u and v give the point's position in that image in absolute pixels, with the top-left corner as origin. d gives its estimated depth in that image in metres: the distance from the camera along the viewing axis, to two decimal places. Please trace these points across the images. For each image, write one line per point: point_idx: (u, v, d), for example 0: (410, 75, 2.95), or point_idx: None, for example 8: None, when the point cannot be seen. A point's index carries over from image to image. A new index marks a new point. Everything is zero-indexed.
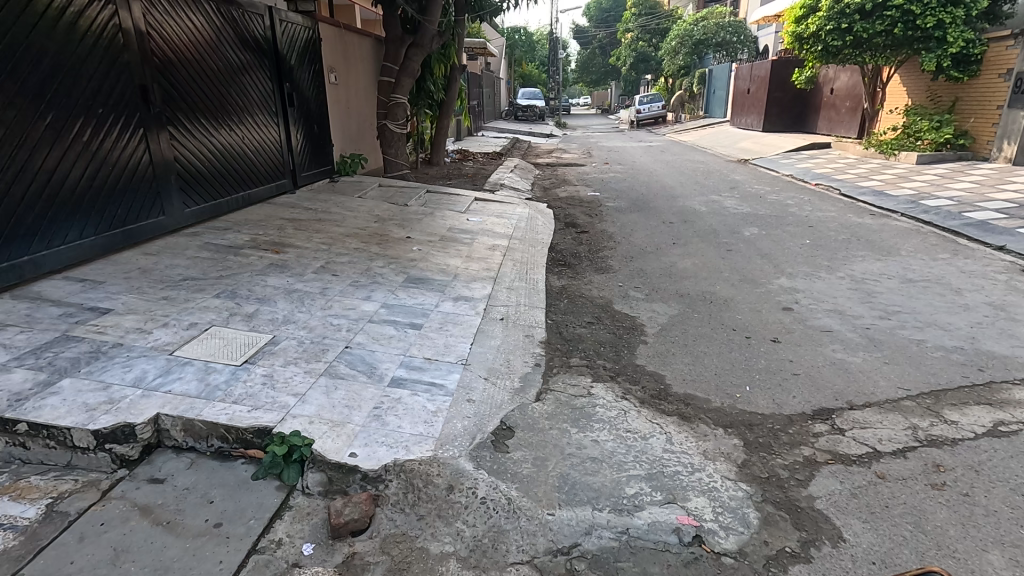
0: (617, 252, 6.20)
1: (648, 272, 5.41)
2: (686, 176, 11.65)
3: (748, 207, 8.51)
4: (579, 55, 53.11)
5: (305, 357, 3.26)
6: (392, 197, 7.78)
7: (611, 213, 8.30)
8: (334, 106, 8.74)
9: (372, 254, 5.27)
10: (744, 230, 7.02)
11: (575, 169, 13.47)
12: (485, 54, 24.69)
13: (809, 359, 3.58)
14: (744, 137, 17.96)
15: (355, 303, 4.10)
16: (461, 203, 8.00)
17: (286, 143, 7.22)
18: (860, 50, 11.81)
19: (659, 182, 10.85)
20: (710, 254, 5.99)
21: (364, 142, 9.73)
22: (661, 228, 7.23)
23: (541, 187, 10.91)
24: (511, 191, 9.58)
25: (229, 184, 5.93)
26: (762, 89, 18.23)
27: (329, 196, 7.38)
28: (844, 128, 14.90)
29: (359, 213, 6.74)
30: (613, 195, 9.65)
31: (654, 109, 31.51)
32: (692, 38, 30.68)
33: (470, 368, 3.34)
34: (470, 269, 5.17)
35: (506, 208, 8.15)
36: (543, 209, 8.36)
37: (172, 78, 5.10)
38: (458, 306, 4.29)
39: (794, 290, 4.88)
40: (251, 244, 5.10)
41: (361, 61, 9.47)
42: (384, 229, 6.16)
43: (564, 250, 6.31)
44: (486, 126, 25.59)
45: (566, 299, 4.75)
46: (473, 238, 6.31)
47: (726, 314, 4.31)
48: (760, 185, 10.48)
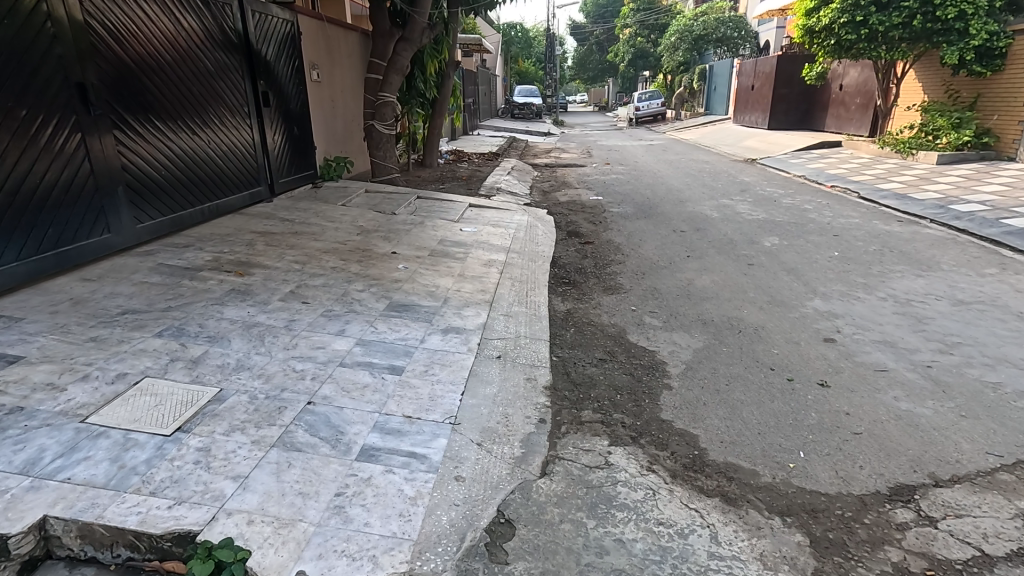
0: (626, 267, 5.58)
1: (664, 293, 4.80)
2: (692, 178, 11.05)
3: (763, 212, 7.92)
4: (576, 52, 52.43)
5: (255, 420, 2.63)
6: (379, 206, 7.15)
7: (616, 220, 7.68)
8: (317, 106, 8.11)
9: (351, 274, 4.64)
10: (763, 240, 6.41)
11: (575, 170, 12.84)
12: (479, 50, 24.03)
13: (868, 410, 2.98)
14: (749, 135, 17.35)
15: (326, 340, 3.47)
16: (454, 210, 7.38)
17: (261, 147, 6.56)
18: (875, 44, 11.18)
19: (665, 184, 10.25)
20: (731, 270, 5.37)
21: (351, 143, 9.11)
22: (672, 238, 6.61)
23: (539, 190, 10.29)
24: (508, 195, 8.96)
25: (192, 194, 5.27)
26: (767, 86, 17.62)
27: (308, 205, 6.73)
28: (854, 126, 14.31)
29: (341, 224, 6.10)
30: (617, 200, 9.03)
31: (653, 107, 30.90)
32: (691, 34, 30.06)
33: (460, 431, 2.72)
34: (463, 291, 4.55)
35: (502, 216, 7.53)
36: (543, 217, 7.74)
37: (118, 76, 4.43)
38: (448, 341, 3.66)
39: (832, 314, 4.27)
40: (211, 264, 4.46)
41: (347, 58, 8.85)
42: (367, 243, 5.53)
43: (567, 265, 5.70)
44: (482, 125, 24.94)
45: (572, 328, 4.13)
46: (466, 251, 5.68)
47: (761, 349, 3.70)
48: (773, 188, 9.87)
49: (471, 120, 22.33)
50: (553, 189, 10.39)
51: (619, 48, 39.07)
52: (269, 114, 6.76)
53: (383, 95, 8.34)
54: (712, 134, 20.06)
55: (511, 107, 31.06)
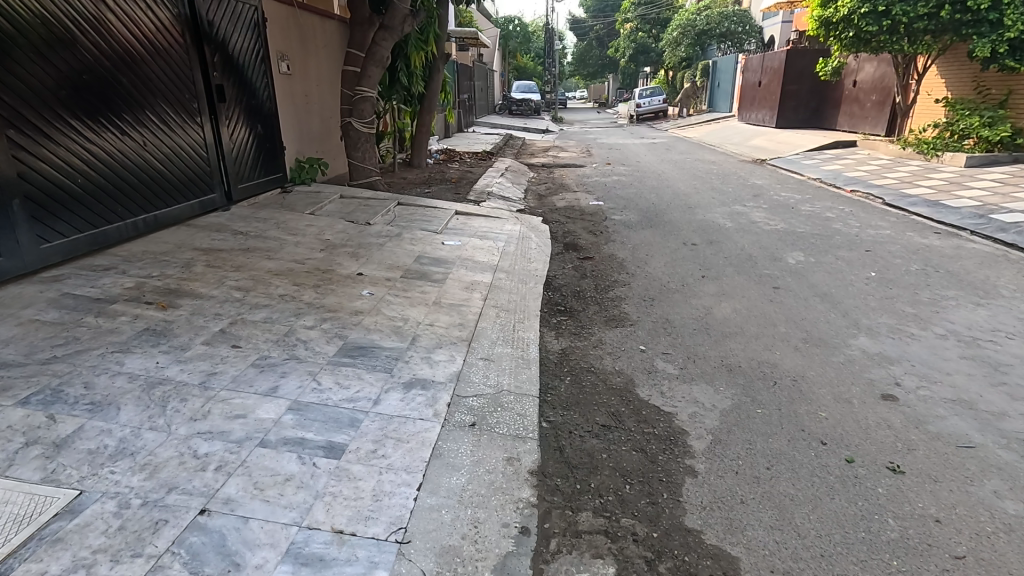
0: (632, 290, 4.82)
1: (678, 326, 4.03)
2: (700, 180, 10.29)
3: (781, 221, 7.16)
4: (575, 47, 51.56)
5: (114, 547, 1.85)
6: (352, 214, 6.36)
7: (618, 229, 6.92)
8: (287, 102, 7.33)
9: (303, 304, 3.86)
10: (787, 256, 5.64)
11: (574, 171, 12.06)
12: (476, 45, 23.22)
13: (965, 515, 2.20)
14: (757, 134, 16.57)
15: (249, 405, 2.69)
16: (437, 219, 6.59)
17: (215, 148, 5.76)
18: (898, 37, 10.37)
19: (672, 188, 9.48)
20: (754, 295, 4.60)
21: (328, 144, 8.33)
22: (683, 253, 5.85)
23: (535, 193, 9.52)
24: (501, 200, 8.18)
25: (124, 204, 4.52)
26: (775, 82, 16.84)
27: (270, 214, 5.94)
28: (870, 125, 13.54)
29: (304, 238, 5.31)
30: (620, 206, 8.26)
31: (654, 103, 30.09)
32: (695, 28, 29.24)
33: (408, 557, 1.95)
34: (436, 326, 3.77)
35: (492, 225, 6.75)
36: (538, 226, 6.96)
37: (18, 66, 3.68)
38: (408, 402, 2.88)
39: (885, 358, 3.49)
40: (130, 293, 3.67)
41: (322, 50, 8.07)
42: (330, 262, 4.75)
43: (563, 287, 4.93)
44: (478, 122, 24.15)
45: (568, 378, 3.35)
46: (447, 271, 4.91)
47: (806, 412, 2.92)
48: (788, 192, 9.11)
49: (466, 117, 21.53)
50: (550, 193, 9.60)
51: (620, 44, 38.23)
52: (227, 109, 5.97)
53: (360, 90, 7.54)
54: (717, 132, 19.27)
55: (509, 103, 30.23)
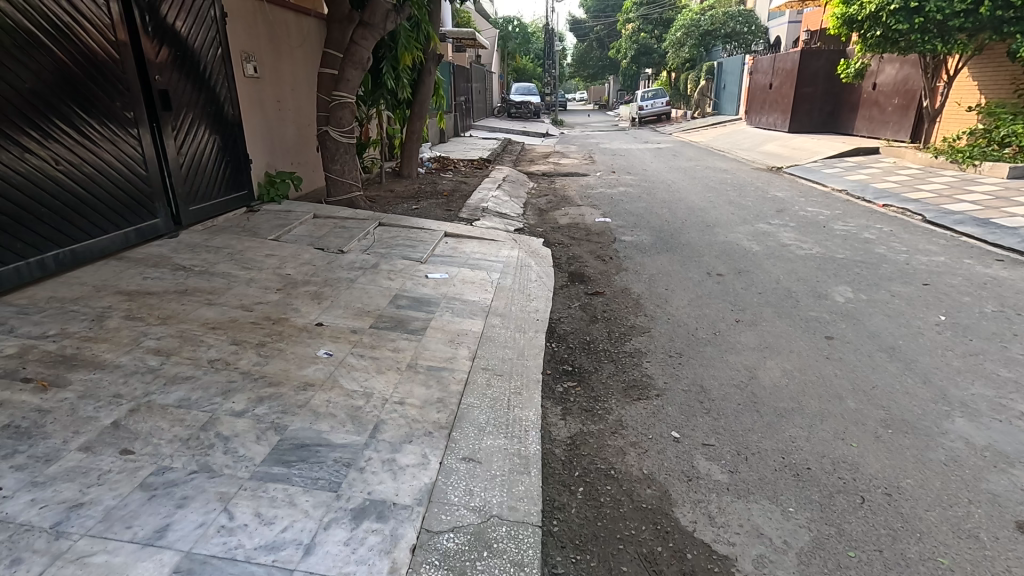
0: (653, 340, 3.96)
1: (718, 399, 3.17)
2: (714, 192, 9.47)
3: (814, 243, 6.32)
4: (575, 48, 50.80)
5: None
6: (324, 240, 5.50)
7: (630, 254, 6.07)
8: (254, 109, 6.48)
9: (238, 375, 3.00)
10: (832, 292, 4.79)
11: (576, 180, 11.23)
12: (474, 45, 22.43)
13: None
14: (768, 139, 15.73)
15: (113, 567, 1.82)
16: (422, 244, 5.74)
17: (159, 164, 4.90)
18: (930, 36, 9.54)
19: (685, 202, 8.65)
20: (804, 350, 3.75)
21: (303, 155, 7.48)
22: (709, 286, 5.00)
23: (535, 208, 8.68)
24: (496, 218, 7.33)
25: (24, 237, 3.68)
26: (788, 84, 16.02)
27: (226, 240, 5.08)
28: (892, 130, 12.69)
29: (259, 273, 4.45)
30: (630, 224, 7.42)
31: (657, 106, 29.28)
32: (699, 29, 28.47)
33: None
34: (408, 406, 2.91)
35: (486, 250, 5.89)
36: (539, 250, 6.11)
37: None
38: (355, 549, 2.01)
39: (1001, 454, 2.64)
40: (6, 365, 2.81)
41: (295, 51, 7.23)
42: (285, 308, 3.89)
43: (569, 335, 4.08)
44: (476, 125, 23.29)
45: (581, 491, 2.49)
46: (428, 317, 4.05)
47: (920, 559, 2.06)
48: (814, 207, 8.27)
49: (463, 120, 20.71)
50: (552, 207, 8.75)
51: (621, 45, 37.44)
52: (173, 118, 5.10)
53: (336, 95, 6.68)
54: (724, 137, 18.44)
55: (508, 105, 29.44)
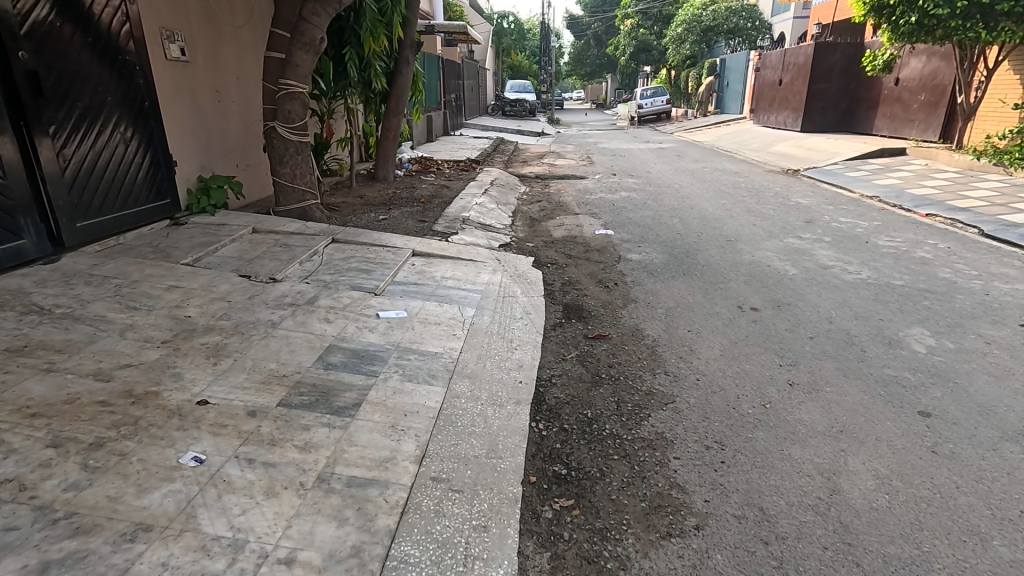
0: (679, 416, 2.85)
1: (793, 541, 2.05)
2: (728, 199, 8.37)
3: (861, 264, 5.23)
4: (572, 46, 49.67)
5: None
6: (255, 264, 4.35)
7: (639, 278, 4.97)
8: (181, 100, 5.32)
9: (27, 515, 1.87)
10: (905, 335, 3.70)
11: (573, 184, 10.11)
12: (465, 40, 21.32)
13: None
14: (779, 139, 14.66)
15: None
16: (381, 268, 4.60)
17: (26, 169, 3.79)
18: (972, 22, 8.47)
19: (698, 211, 7.54)
20: (898, 439, 2.63)
21: (248, 156, 6.31)
22: (744, 327, 3.89)
23: (526, 216, 7.55)
24: (480, 230, 6.20)
25: None
26: (800, 79, 14.95)
27: (120, 266, 3.93)
28: (918, 129, 11.63)
29: (146, 315, 3.30)
30: (636, 238, 6.30)
31: (657, 104, 28.21)
32: (701, 24, 27.44)
33: None
34: (297, 573, 1.78)
35: (462, 274, 4.76)
36: (528, 273, 4.98)
37: None
38: None
39: None
40: None
41: (236, 32, 6.08)
42: (162, 374, 2.75)
43: (563, 407, 2.96)
44: (468, 124, 22.20)
45: None
46: (367, 383, 2.91)
47: None
48: (847, 216, 7.19)
49: (453, 118, 19.55)
50: (546, 216, 7.62)
51: (619, 41, 36.35)
52: (47, 109, 3.94)
53: (284, 84, 5.55)
54: (730, 137, 17.34)
55: (502, 103, 28.27)
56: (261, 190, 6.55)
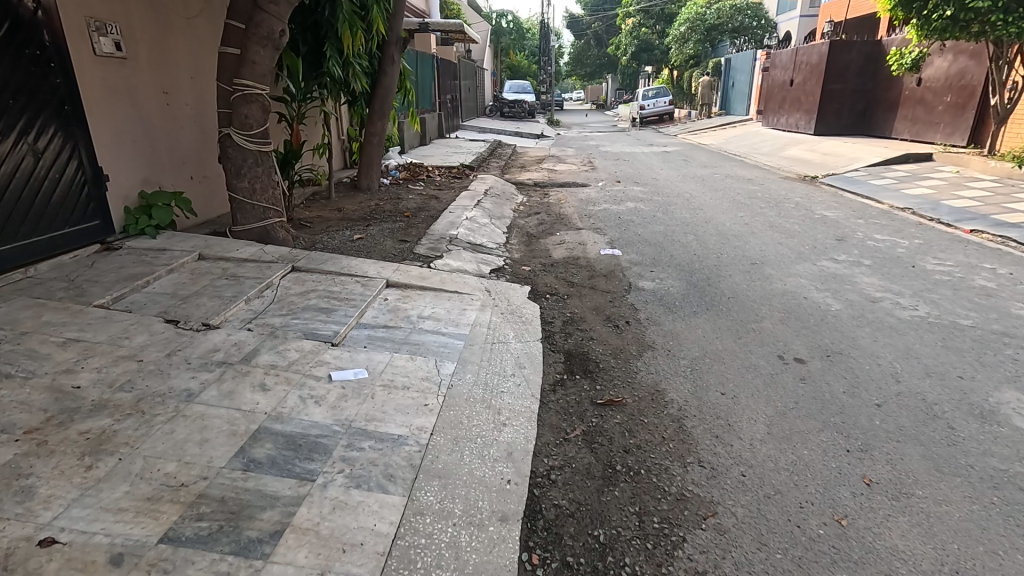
0: (728, 542, 2.08)
1: None
2: (745, 212, 7.59)
3: (913, 295, 4.46)
4: (572, 46, 48.92)
5: None
6: (189, 304, 3.57)
7: (654, 314, 4.21)
8: (116, 102, 4.54)
9: None
10: (997, 401, 2.93)
11: (575, 193, 9.34)
12: (462, 39, 20.55)
13: None
14: (792, 142, 13.90)
15: None
16: (345, 306, 3.82)
17: None
18: (1014, 16, 7.79)
19: (713, 227, 6.77)
20: None
21: (201, 167, 5.53)
22: (791, 388, 3.12)
23: (523, 232, 6.78)
24: (469, 251, 5.42)
25: None
26: (813, 80, 14.18)
27: (11, 313, 3.15)
28: (944, 132, 10.87)
29: (17, 389, 2.51)
30: (648, 260, 5.52)
31: (660, 105, 27.44)
32: (704, 23, 26.69)
33: None
34: None
35: (444, 311, 3.99)
36: (523, 309, 4.20)
37: None
38: None
39: None
40: None
41: (187, 25, 5.30)
42: (3, 492, 1.96)
43: (568, 524, 2.19)
44: (464, 125, 21.44)
45: None
46: (298, 494, 2.13)
47: None
48: (882, 232, 6.43)
49: (448, 121, 18.78)
50: (545, 231, 6.84)
51: (621, 41, 35.60)
52: None
53: (239, 85, 4.76)
54: (738, 140, 16.56)
55: (500, 104, 27.50)
56: (220, 205, 5.77)
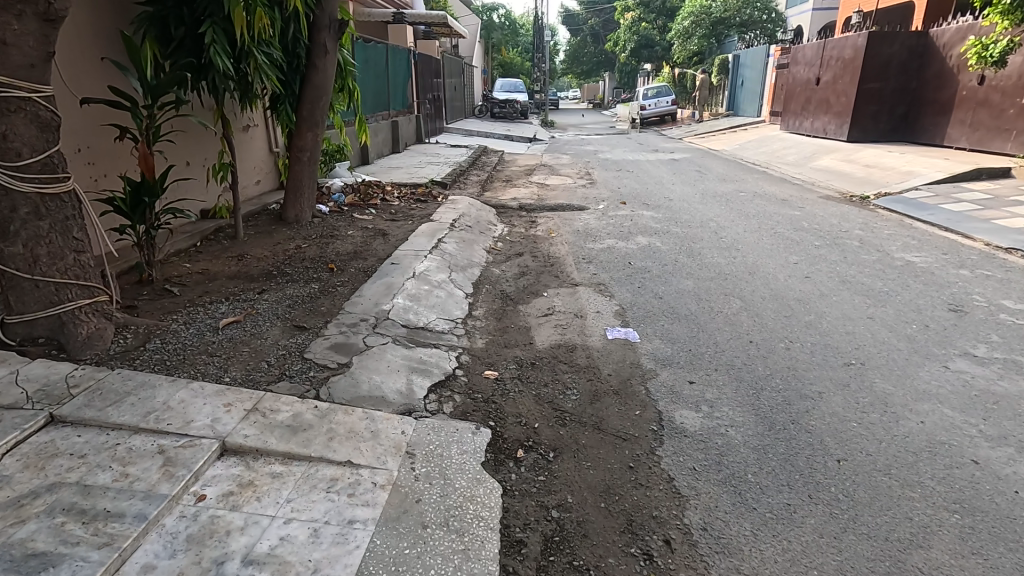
0: None
1: None
2: (796, 256, 5.65)
3: None
4: (568, 42, 46.88)
5: None
6: None
7: (713, 516, 2.26)
8: None
9: None
10: None
11: (569, 221, 7.37)
12: (445, 32, 18.53)
13: None
14: (822, 150, 11.97)
15: None
16: (84, 546, 1.83)
17: None
18: None
19: (763, 285, 4.83)
20: None
21: None
22: None
23: (496, 290, 4.81)
24: (401, 346, 3.44)
25: None
26: (846, 77, 12.27)
27: None
28: (1018, 141, 8.97)
29: None
30: (681, 357, 3.56)
31: (662, 105, 25.52)
32: (710, 17, 24.83)
33: None
34: None
35: (308, 533, 2.01)
36: (468, 512, 2.22)
37: None
38: None
39: None
40: None
41: None
42: None
43: None
44: (449, 127, 19.47)
45: None
46: None
47: None
48: (1008, 295, 4.51)
49: (429, 123, 16.78)
50: (528, 290, 4.86)
51: (620, 37, 33.58)
52: None
53: None
54: (755, 146, 14.64)
55: (490, 104, 25.50)
56: None
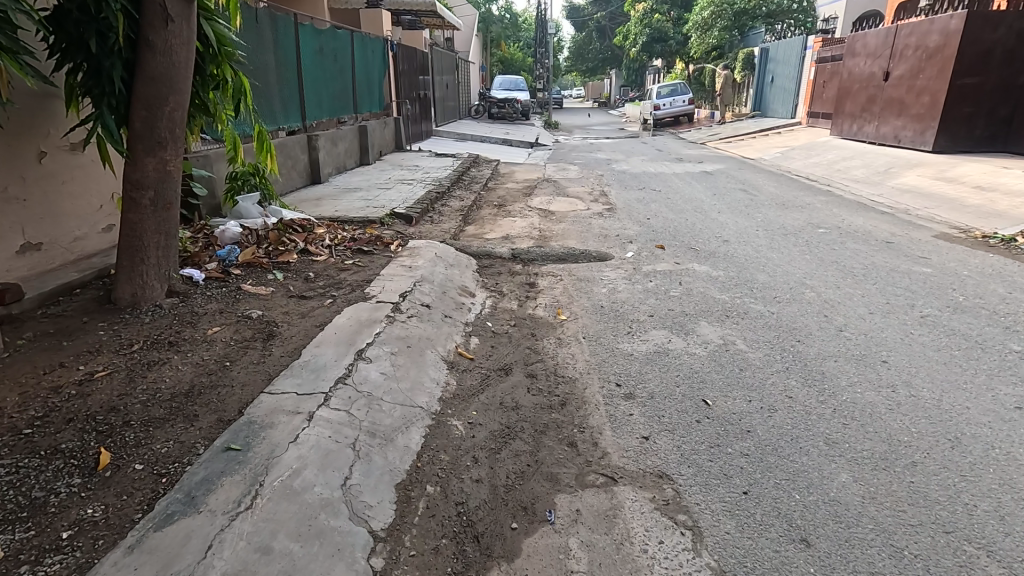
0: None
1: None
2: (1003, 386, 3.12)
3: None
4: (572, 38, 44.29)
5: None
6: None
7: None
8: None
9: None
10: None
11: (586, 286, 4.83)
12: (433, 20, 16.00)
13: None
14: (903, 164, 9.41)
15: None
16: None
17: None
18: None
19: (1011, 498, 2.29)
20: None
21: None
22: None
23: (446, 509, 2.28)
24: None
25: None
26: (929, 71, 9.74)
27: None
28: None
29: None
30: None
31: (678, 104, 22.84)
32: (732, 6, 22.21)
33: None
34: None
35: None
36: None
37: None
38: None
39: None
40: None
41: None
42: None
43: None
44: (438, 131, 16.94)
45: None
46: None
47: None
48: None
49: (412, 126, 14.23)
50: (513, 505, 2.34)
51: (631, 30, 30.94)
52: None
53: None
54: (804, 155, 12.07)
55: (488, 103, 22.95)
56: None
